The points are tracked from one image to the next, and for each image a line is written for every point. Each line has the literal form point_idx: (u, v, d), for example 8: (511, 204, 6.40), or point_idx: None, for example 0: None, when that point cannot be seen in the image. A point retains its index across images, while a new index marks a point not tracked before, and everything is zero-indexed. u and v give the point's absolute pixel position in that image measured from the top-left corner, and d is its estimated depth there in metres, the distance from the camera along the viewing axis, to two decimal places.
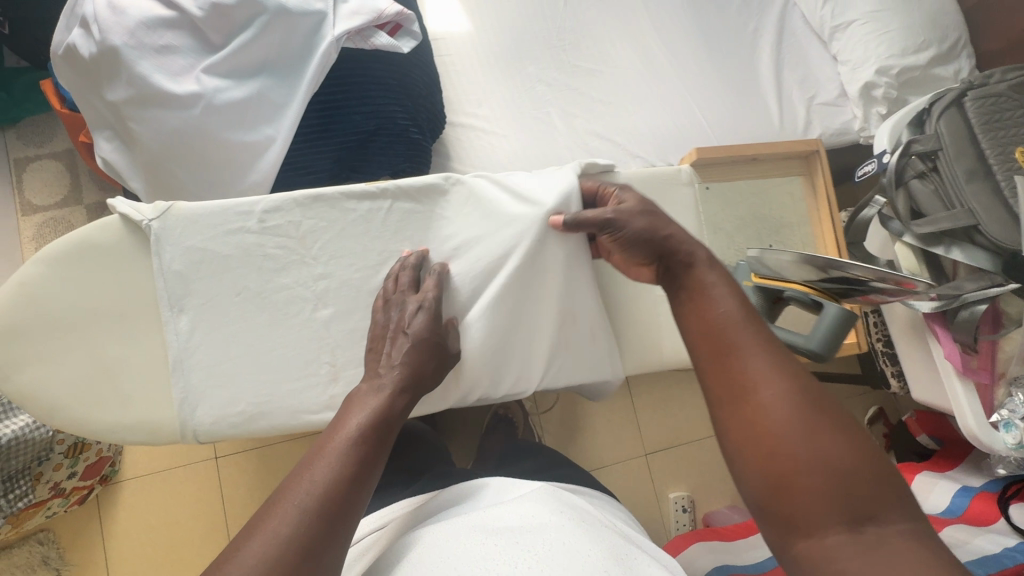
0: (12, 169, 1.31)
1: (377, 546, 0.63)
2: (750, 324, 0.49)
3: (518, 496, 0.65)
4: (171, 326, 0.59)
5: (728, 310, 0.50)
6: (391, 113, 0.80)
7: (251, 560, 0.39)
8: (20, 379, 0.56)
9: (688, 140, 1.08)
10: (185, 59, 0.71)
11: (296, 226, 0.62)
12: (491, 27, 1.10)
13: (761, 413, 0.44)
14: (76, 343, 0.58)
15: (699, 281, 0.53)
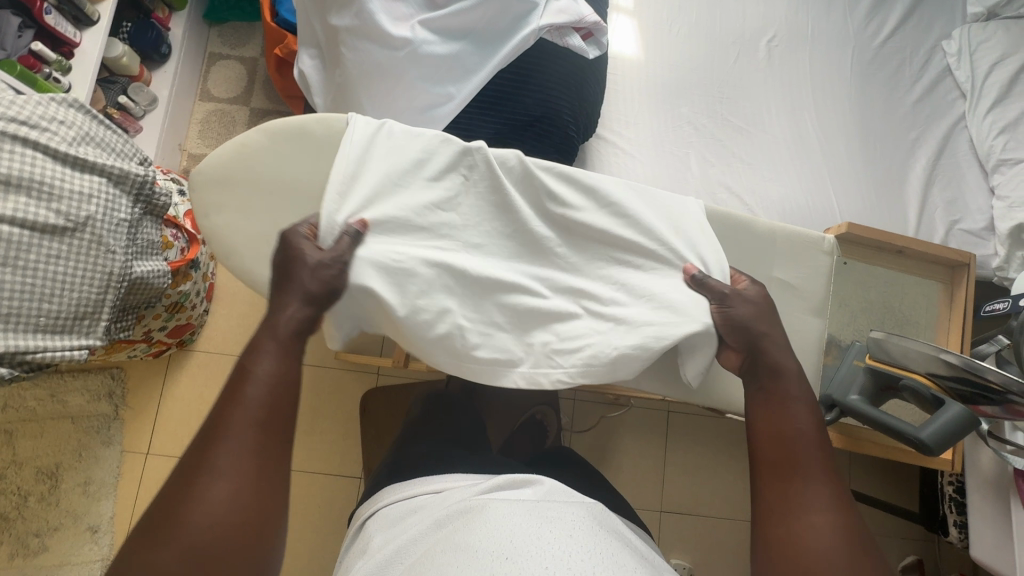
0: (205, 60, 1.50)
1: (426, 511, 0.70)
2: (821, 454, 0.57)
3: (565, 496, 0.69)
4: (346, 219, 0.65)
5: (804, 428, 0.59)
6: (559, 106, 0.86)
7: (210, 505, 0.49)
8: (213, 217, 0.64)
9: (815, 221, 1.08)
10: (408, 9, 0.81)
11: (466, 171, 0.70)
12: (661, 61, 1.16)
13: (802, 525, 0.52)
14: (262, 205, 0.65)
15: (782, 395, 0.61)
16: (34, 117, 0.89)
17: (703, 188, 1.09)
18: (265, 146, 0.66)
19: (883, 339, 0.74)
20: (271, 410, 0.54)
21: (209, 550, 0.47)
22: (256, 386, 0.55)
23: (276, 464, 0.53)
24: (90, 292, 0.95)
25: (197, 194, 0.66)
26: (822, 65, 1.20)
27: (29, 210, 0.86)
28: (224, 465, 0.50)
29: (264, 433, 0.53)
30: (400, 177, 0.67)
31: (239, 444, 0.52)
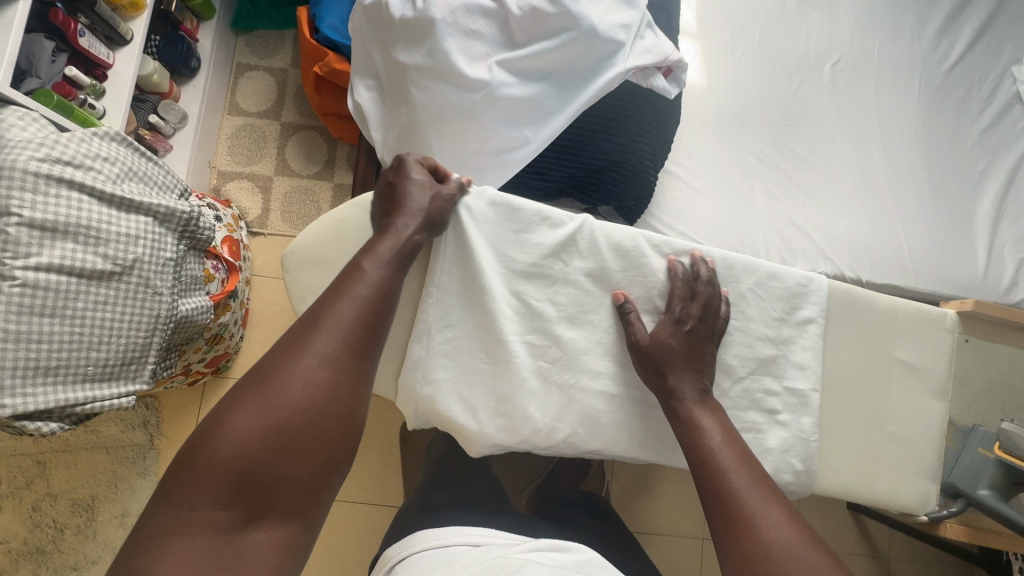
0: (233, 70, 1.43)
1: (465, 560, 0.66)
2: (740, 455, 0.56)
3: (599, 571, 0.68)
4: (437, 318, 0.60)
5: (715, 437, 0.56)
6: (639, 151, 0.81)
7: (294, 398, 0.50)
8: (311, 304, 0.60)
9: (883, 259, 1.05)
10: (485, 47, 0.75)
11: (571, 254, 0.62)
12: (725, 86, 1.11)
13: (753, 531, 0.51)
14: None
15: (693, 422, 0.57)
16: (79, 156, 0.84)
17: (769, 224, 1.05)
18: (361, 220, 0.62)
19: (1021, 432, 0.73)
20: (369, 314, 0.55)
21: (283, 437, 0.50)
22: (362, 292, 0.55)
23: (358, 381, 0.54)
24: (137, 337, 0.90)
25: (287, 280, 0.60)
26: (888, 90, 1.15)
27: (76, 256, 0.82)
28: (315, 361, 0.52)
29: (359, 337, 0.54)
30: (502, 253, 0.61)
31: (332, 347, 0.53)
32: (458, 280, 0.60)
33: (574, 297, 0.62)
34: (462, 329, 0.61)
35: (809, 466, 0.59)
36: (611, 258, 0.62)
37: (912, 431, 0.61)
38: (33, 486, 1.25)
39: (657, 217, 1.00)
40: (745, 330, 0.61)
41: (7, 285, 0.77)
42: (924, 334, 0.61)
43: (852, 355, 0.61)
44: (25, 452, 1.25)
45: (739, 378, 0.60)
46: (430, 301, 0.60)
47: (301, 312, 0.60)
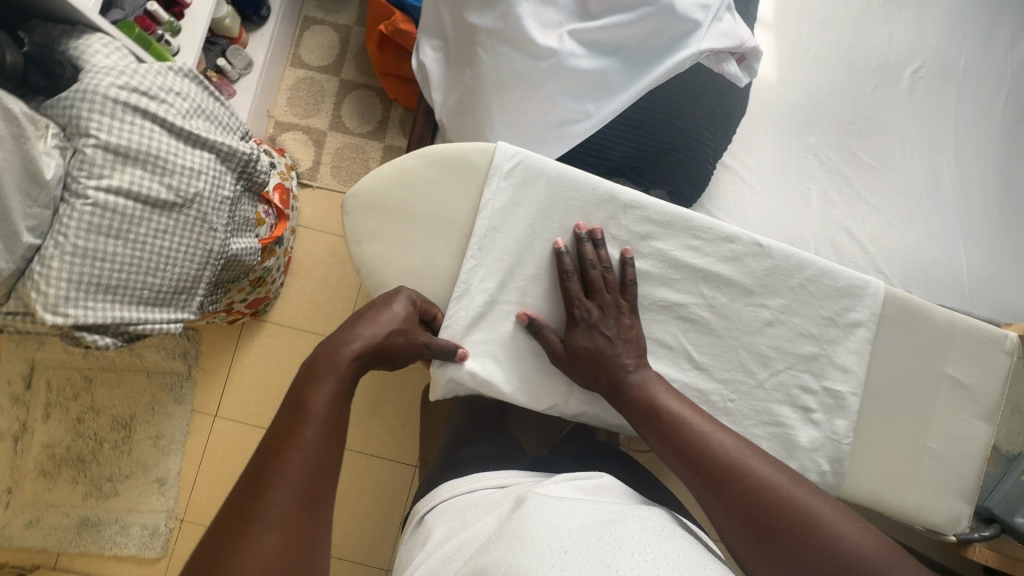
0: (299, 23, 1.45)
1: (491, 505, 0.69)
2: (703, 420, 0.59)
3: (620, 500, 0.68)
4: (480, 274, 0.61)
5: (675, 407, 0.59)
6: (701, 137, 0.80)
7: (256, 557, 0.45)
8: (367, 247, 0.62)
9: (939, 279, 1.01)
10: (558, 15, 0.75)
11: (624, 229, 0.62)
12: (794, 84, 1.07)
13: (749, 491, 0.54)
14: (417, 240, 0.62)
15: (654, 399, 0.59)
16: (153, 88, 0.87)
17: (823, 231, 1.02)
18: (422, 173, 0.62)
19: None
20: (323, 453, 0.51)
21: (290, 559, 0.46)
22: (312, 428, 0.52)
23: (317, 523, 0.49)
24: (189, 268, 0.94)
25: (347, 221, 0.63)
26: (969, 104, 1.09)
27: (143, 183, 0.85)
28: (271, 518, 0.47)
29: (315, 481, 0.50)
30: (551, 220, 0.62)
31: (289, 490, 0.49)
32: (505, 241, 0.61)
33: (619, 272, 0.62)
34: (501, 292, 0.62)
35: (837, 467, 0.59)
36: (664, 236, 0.61)
37: (948, 447, 0.61)
38: (79, 398, 1.33)
39: (708, 210, 0.99)
40: (788, 324, 0.61)
41: (80, 203, 0.81)
42: (980, 357, 0.61)
43: (900, 367, 0.61)
44: (75, 366, 1.34)
45: (775, 371, 0.61)
46: (472, 262, 0.61)
47: (354, 254, 0.63)
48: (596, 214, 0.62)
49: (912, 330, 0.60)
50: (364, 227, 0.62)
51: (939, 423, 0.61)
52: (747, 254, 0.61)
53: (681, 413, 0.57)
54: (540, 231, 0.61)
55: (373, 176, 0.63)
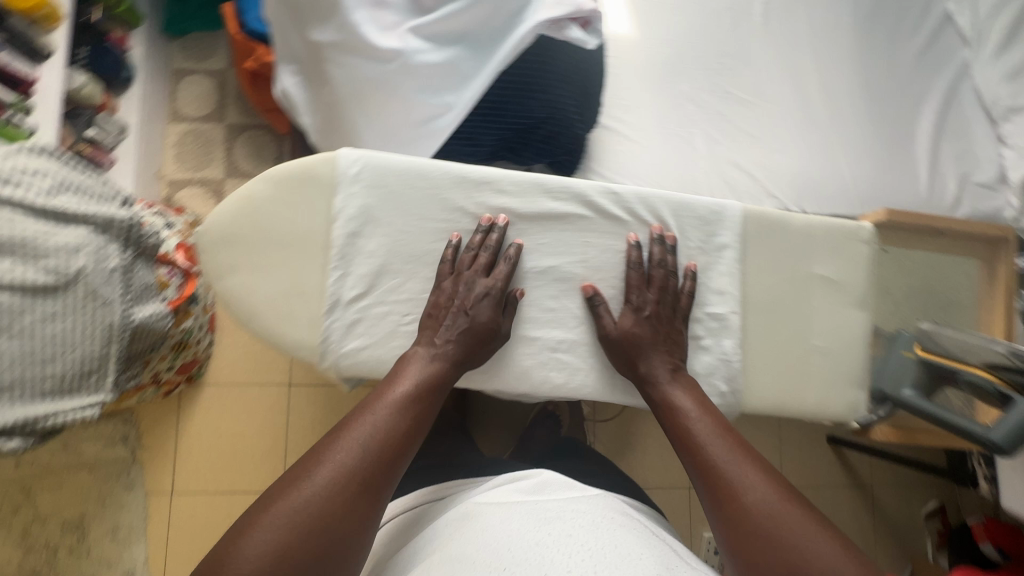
0: (170, 77, 1.41)
1: (431, 517, 0.70)
2: (717, 428, 0.61)
3: (559, 489, 0.69)
4: (351, 282, 0.61)
5: (687, 407, 0.62)
6: (564, 105, 0.82)
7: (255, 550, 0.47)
8: (228, 279, 0.61)
9: (827, 190, 1.07)
10: (394, 16, 0.76)
11: (484, 207, 0.63)
12: (655, 37, 1.10)
13: (738, 496, 0.56)
14: (277, 261, 0.61)
15: (666, 397, 0.63)
16: (8, 173, 0.84)
17: (713, 169, 1.06)
18: (268, 195, 0.61)
19: (932, 331, 0.80)
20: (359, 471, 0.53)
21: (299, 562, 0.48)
22: (349, 448, 0.54)
23: (345, 537, 0.51)
24: (91, 349, 0.90)
25: (203, 257, 0.62)
26: (821, 23, 1.15)
27: (17, 272, 0.82)
28: (294, 510, 0.50)
29: (352, 492, 0.52)
30: (410, 213, 0.62)
31: (311, 502, 0.51)
32: (368, 245, 0.61)
33: (489, 249, 0.64)
34: (377, 295, 0.62)
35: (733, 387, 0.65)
36: (521, 205, 0.64)
37: (824, 340, 0.66)
38: (20, 512, 1.25)
39: (600, 173, 1.01)
40: (661, 261, 0.65)
41: None
42: (836, 252, 0.66)
43: (769, 276, 0.66)
44: (8, 479, 1.26)
45: (660, 307, 0.65)
46: (339, 271, 0.61)
47: (219, 289, 0.62)
48: (455, 200, 0.63)
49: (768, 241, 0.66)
50: (221, 261, 0.61)
51: (815, 317, 0.66)
52: (607, 203, 0.65)
53: (689, 411, 0.61)
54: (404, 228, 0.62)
55: (220, 210, 0.62)
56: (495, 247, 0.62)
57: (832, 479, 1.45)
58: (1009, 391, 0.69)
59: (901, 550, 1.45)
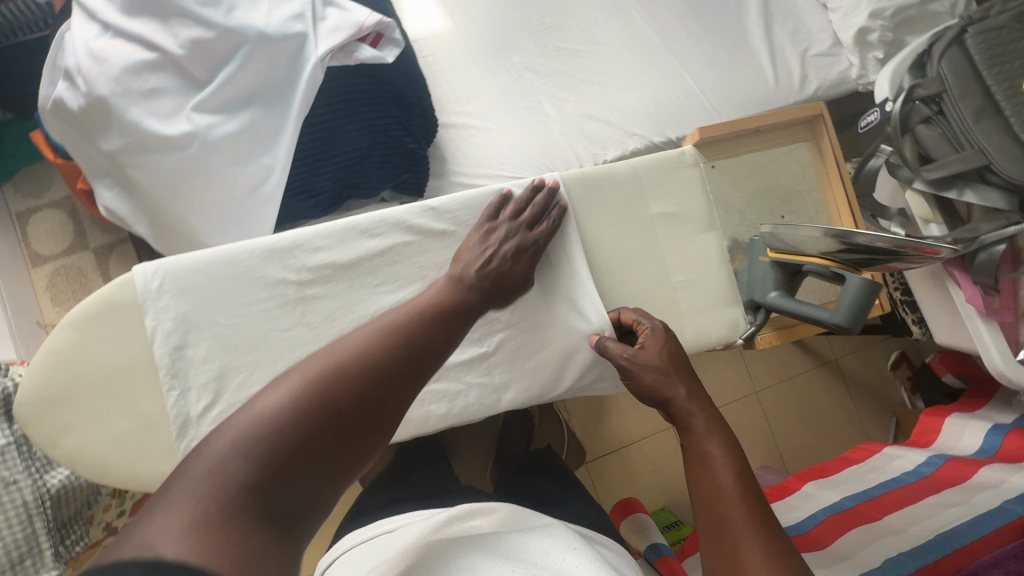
0: (16, 223, 1.32)
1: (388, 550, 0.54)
2: (742, 482, 0.48)
3: (528, 526, 0.57)
4: (194, 396, 0.57)
5: (712, 449, 0.50)
6: (385, 126, 0.80)
7: (278, 413, 0.38)
8: (65, 445, 0.55)
9: (682, 110, 1.07)
10: (173, 100, 0.71)
11: (307, 267, 0.60)
12: (469, 20, 1.08)
13: (737, 557, 0.43)
14: (111, 404, 0.56)
15: (691, 431, 0.53)
16: None
17: (569, 128, 1.05)
18: (74, 341, 0.56)
19: (777, 228, 0.69)
20: (393, 355, 0.44)
21: (321, 431, 0.39)
22: (383, 326, 0.46)
23: (378, 418, 0.42)
24: (12, 537, 0.82)
25: (29, 431, 0.55)
26: None
27: None
28: (320, 376, 0.41)
29: (388, 372, 0.43)
30: (230, 304, 0.58)
31: (344, 375, 0.41)
32: (198, 351, 0.57)
33: (326, 311, 0.60)
34: (228, 398, 0.58)
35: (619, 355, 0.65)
36: (339, 251, 0.60)
37: (687, 272, 0.66)
38: None
39: (461, 173, 1.00)
40: None
41: None
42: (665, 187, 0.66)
43: (618, 230, 0.65)
44: None
45: (520, 302, 0.63)
46: (176, 391, 0.56)
47: (58, 457, 0.56)
48: (286, 274, 0.59)
49: (592, 201, 0.65)
50: (50, 429, 0.55)
51: (677, 251, 0.66)
52: (429, 219, 0.62)
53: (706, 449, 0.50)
54: (233, 314, 0.58)
55: (26, 376, 0.56)
56: (541, 205, 0.61)
57: (798, 367, 1.50)
58: (845, 271, 0.64)
59: (883, 407, 1.52)
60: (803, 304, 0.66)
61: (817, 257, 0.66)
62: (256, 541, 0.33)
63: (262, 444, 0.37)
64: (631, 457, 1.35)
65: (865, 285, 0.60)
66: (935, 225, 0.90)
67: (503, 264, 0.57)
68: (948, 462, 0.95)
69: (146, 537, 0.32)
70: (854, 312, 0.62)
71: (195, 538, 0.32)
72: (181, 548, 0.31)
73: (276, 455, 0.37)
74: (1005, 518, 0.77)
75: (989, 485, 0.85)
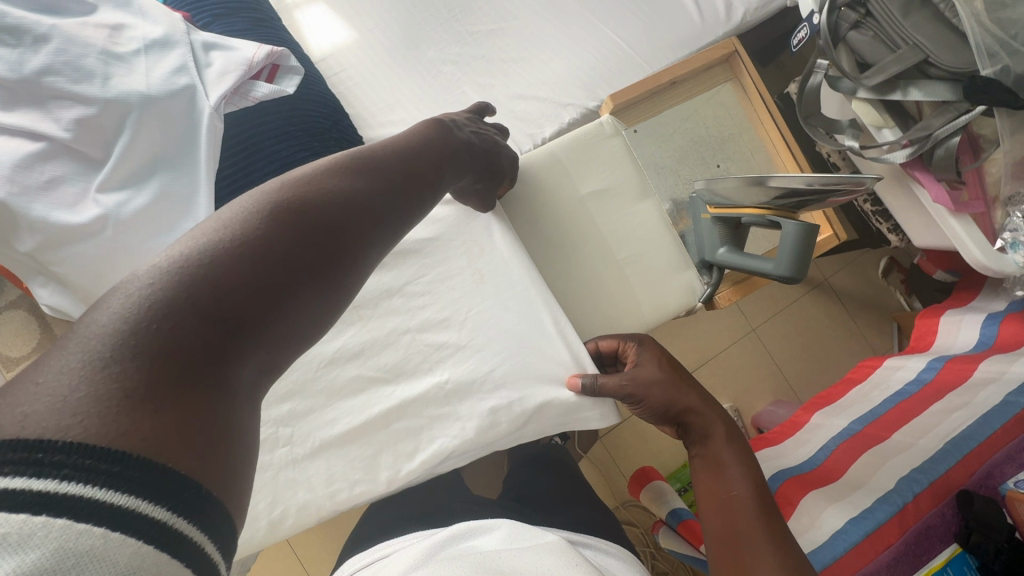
0: None
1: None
2: (756, 490, 0.54)
3: (529, 542, 0.54)
4: None
5: (728, 459, 0.56)
6: (302, 160, 0.78)
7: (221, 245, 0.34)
8: None
9: (611, 68, 1.03)
10: (75, 186, 0.67)
11: None
12: (375, 26, 1.03)
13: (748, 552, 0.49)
14: None
15: (710, 442, 0.58)
16: None
17: (500, 113, 1.01)
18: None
19: (710, 184, 0.69)
20: (349, 206, 0.41)
21: (276, 272, 0.35)
22: (335, 175, 0.43)
23: (335, 267, 0.39)
24: None
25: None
26: None
27: None
28: (270, 215, 0.37)
29: (345, 221, 0.40)
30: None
31: (297, 218, 0.38)
32: None
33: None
34: None
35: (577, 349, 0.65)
36: None
37: (623, 244, 0.70)
38: None
39: None
40: None
41: None
42: (585, 163, 0.70)
43: (548, 216, 0.69)
44: None
45: (463, 322, 0.66)
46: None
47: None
48: None
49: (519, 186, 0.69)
50: None
51: (608, 222, 0.70)
52: None
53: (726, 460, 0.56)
54: None
55: None
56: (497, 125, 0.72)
57: (791, 295, 1.48)
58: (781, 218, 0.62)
59: (883, 315, 1.49)
60: (749, 258, 0.65)
61: (751, 208, 0.65)
62: (197, 407, 0.29)
63: (191, 302, 0.31)
64: (642, 422, 1.33)
65: (801, 228, 0.59)
66: (887, 129, 0.88)
67: (488, 139, 0.64)
68: (947, 362, 0.91)
69: (47, 399, 0.25)
70: (796, 259, 0.60)
71: (123, 399, 0.27)
72: (107, 411, 0.26)
73: (230, 299, 0.33)
74: (1010, 412, 0.76)
75: (990, 380, 0.83)
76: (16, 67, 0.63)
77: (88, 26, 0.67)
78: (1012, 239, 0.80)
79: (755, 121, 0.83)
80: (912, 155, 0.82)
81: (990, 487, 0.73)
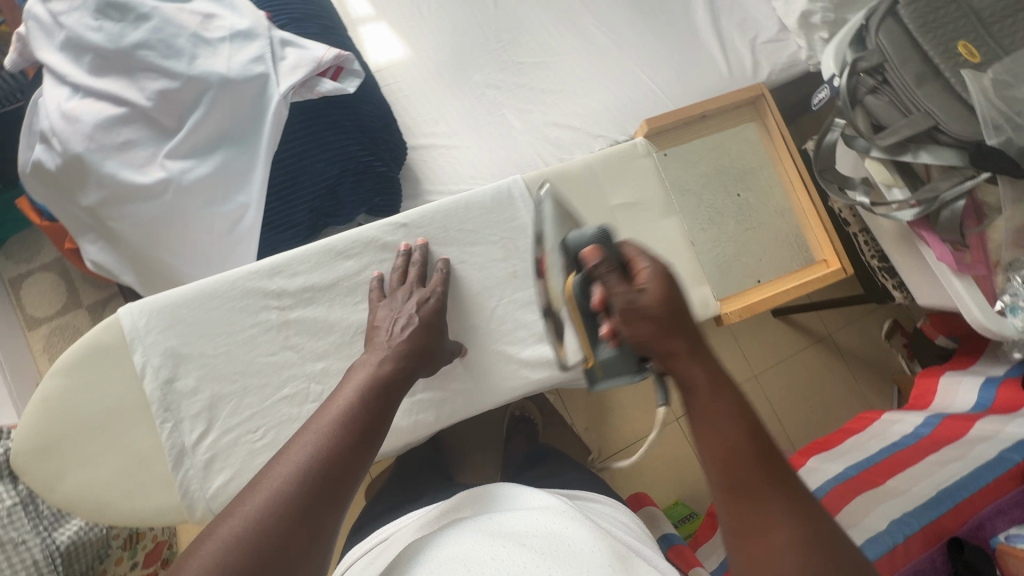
0: (8, 290, 1.29)
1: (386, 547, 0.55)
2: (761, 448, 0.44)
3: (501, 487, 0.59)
4: (188, 427, 0.59)
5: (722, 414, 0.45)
6: (352, 153, 0.84)
7: (251, 516, 0.40)
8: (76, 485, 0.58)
9: (643, 107, 1.10)
10: (146, 149, 0.73)
11: (289, 294, 0.63)
12: (429, 47, 1.12)
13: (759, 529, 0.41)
14: (111, 444, 0.59)
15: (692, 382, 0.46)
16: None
17: (534, 137, 1.08)
18: (66, 388, 0.59)
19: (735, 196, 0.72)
20: (335, 449, 0.46)
21: (279, 536, 0.40)
22: (328, 416, 0.49)
23: (324, 526, 0.43)
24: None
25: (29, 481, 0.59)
26: None
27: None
28: (283, 476, 0.43)
29: (337, 471, 0.45)
30: (215, 334, 0.61)
31: (293, 474, 0.44)
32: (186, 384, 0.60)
33: (307, 328, 0.63)
34: (221, 427, 0.60)
35: None
36: (313, 274, 0.64)
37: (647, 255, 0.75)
38: None
39: (435, 191, 1.03)
40: (473, 261, 0.70)
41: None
42: (618, 178, 0.75)
43: (582, 224, 0.74)
44: None
45: (493, 312, 0.70)
46: (170, 423, 0.59)
47: (56, 501, 0.59)
48: (273, 304, 0.63)
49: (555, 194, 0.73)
50: (51, 474, 0.58)
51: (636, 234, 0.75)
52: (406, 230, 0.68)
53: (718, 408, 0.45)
54: (223, 345, 0.61)
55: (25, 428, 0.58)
56: (421, 260, 0.65)
57: (794, 346, 1.50)
58: None
59: (883, 376, 1.51)
60: None
61: None
62: None
63: None
64: (638, 453, 1.33)
65: None
66: (897, 189, 0.92)
67: (419, 319, 0.59)
68: (945, 418, 0.93)
69: None
70: None
71: None
72: None
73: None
74: (1002, 468, 0.78)
75: (986, 437, 0.85)
76: (116, 39, 0.71)
77: (184, 12, 0.75)
78: (1011, 301, 0.85)
79: (775, 158, 0.89)
80: (919, 214, 0.87)
81: (982, 539, 0.73)
